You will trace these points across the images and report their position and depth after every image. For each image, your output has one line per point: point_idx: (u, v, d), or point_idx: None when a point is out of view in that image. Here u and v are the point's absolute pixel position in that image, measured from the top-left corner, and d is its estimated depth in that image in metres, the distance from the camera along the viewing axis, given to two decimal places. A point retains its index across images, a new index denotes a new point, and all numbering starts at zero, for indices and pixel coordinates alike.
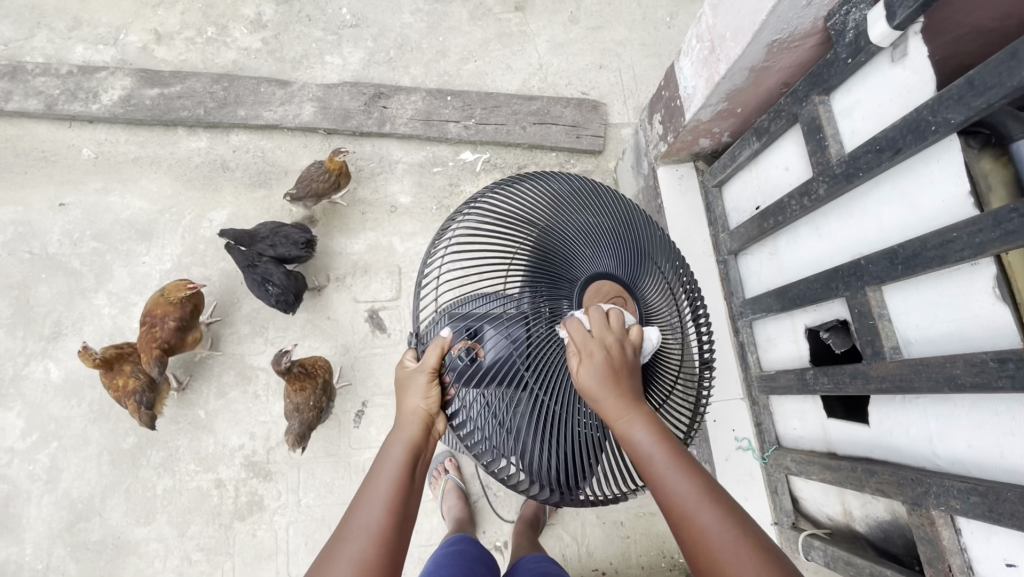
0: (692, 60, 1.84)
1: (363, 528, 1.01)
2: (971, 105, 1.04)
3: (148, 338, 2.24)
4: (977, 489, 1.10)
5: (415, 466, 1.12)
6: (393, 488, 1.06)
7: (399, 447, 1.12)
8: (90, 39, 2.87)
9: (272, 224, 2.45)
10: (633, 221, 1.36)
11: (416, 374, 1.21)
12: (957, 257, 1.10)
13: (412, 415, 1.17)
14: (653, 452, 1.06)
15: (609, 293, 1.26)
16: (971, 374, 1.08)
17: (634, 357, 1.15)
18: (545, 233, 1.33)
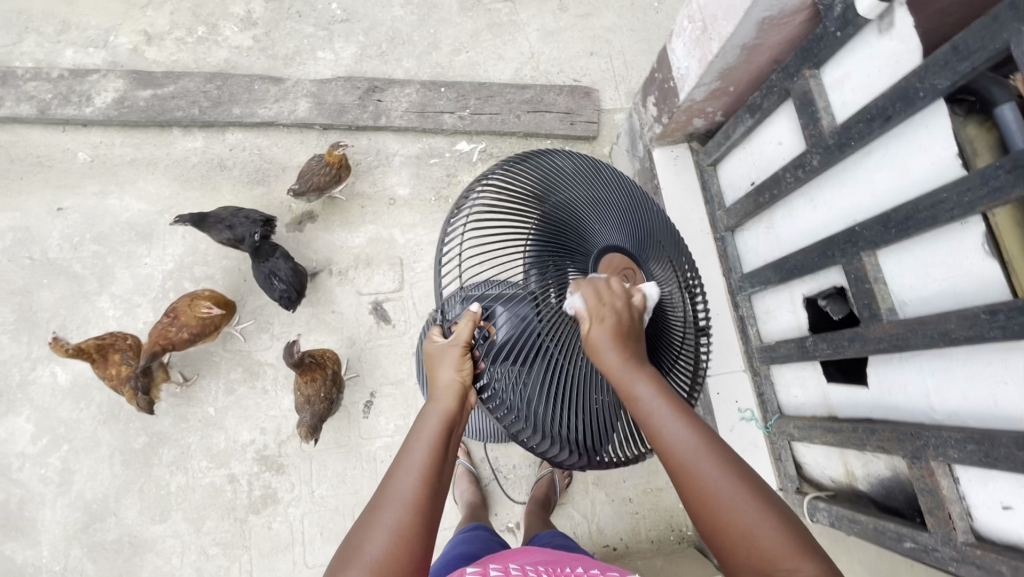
0: (684, 42, 1.88)
1: (401, 495, 1.06)
2: (957, 69, 1.10)
3: (159, 333, 2.28)
4: (973, 437, 1.16)
5: (450, 437, 1.15)
6: (428, 459, 1.10)
7: (435, 419, 1.15)
8: (79, 42, 2.86)
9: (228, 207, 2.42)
10: (636, 195, 1.39)
11: (446, 348, 1.21)
12: (948, 216, 1.15)
13: (441, 386, 1.18)
14: (654, 405, 1.11)
15: (620, 267, 1.30)
16: (964, 328, 1.13)
17: (639, 318, 1.19)
18: (554, 210, 1.37)
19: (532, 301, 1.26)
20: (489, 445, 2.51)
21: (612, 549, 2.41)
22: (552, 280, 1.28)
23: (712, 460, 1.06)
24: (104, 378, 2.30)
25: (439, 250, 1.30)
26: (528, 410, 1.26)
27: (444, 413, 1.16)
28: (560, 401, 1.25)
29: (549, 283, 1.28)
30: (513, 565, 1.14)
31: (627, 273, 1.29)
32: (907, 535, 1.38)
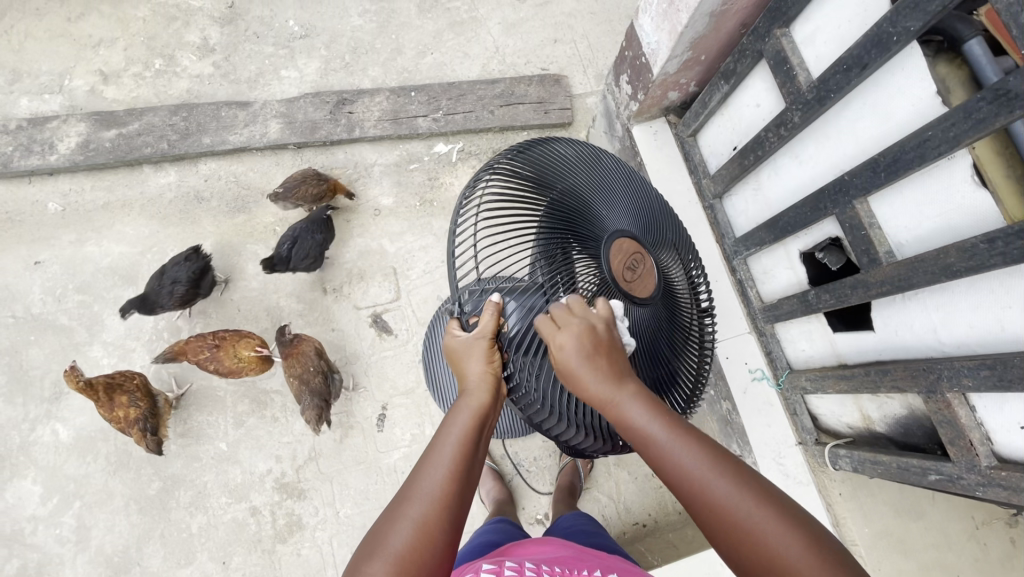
0: (651, 17, 1.89)
1: (428, 492, 1.05)
2: (927, 10, 1.13)
3: (196, 347, 2.33)
4: (985, 364, 1.20)
5: (480, 434, 1.15)
6: (456, 456, 1.10)
7: (464, 416, 1.14)
8: (34, 89, 2.78)
9: (154, 276, 2.37)
10: (640, 185, 1.44)
11: (471, 341, 1.21)
12: (935, 153, 1.18)
13: (469, 382, 1.17)
14: (646, 424, 1.10)
15: (630, 249, 1.27)
16: (964, 260, 1.17)
17: (609, 333, 1.16)
18: (562, 196, 1.35)
19: (540, 292, 1.26)
20: (507, 441, 2.51)
21: (642, 526, 2.44)
22: (560, 272, 1.26)
23: (720, 479, 1.04)
24: (108, 417, 2.25)
25: (451, 240, 1.27)
26: (548, 397, 1.27)
27: (474, 410, 1.15)
28: None
29: (556, 275, 1.26)
30: (527, 565, 1.11)
31: (637, 257, 1.28)
32: (932, 468, 1.42)
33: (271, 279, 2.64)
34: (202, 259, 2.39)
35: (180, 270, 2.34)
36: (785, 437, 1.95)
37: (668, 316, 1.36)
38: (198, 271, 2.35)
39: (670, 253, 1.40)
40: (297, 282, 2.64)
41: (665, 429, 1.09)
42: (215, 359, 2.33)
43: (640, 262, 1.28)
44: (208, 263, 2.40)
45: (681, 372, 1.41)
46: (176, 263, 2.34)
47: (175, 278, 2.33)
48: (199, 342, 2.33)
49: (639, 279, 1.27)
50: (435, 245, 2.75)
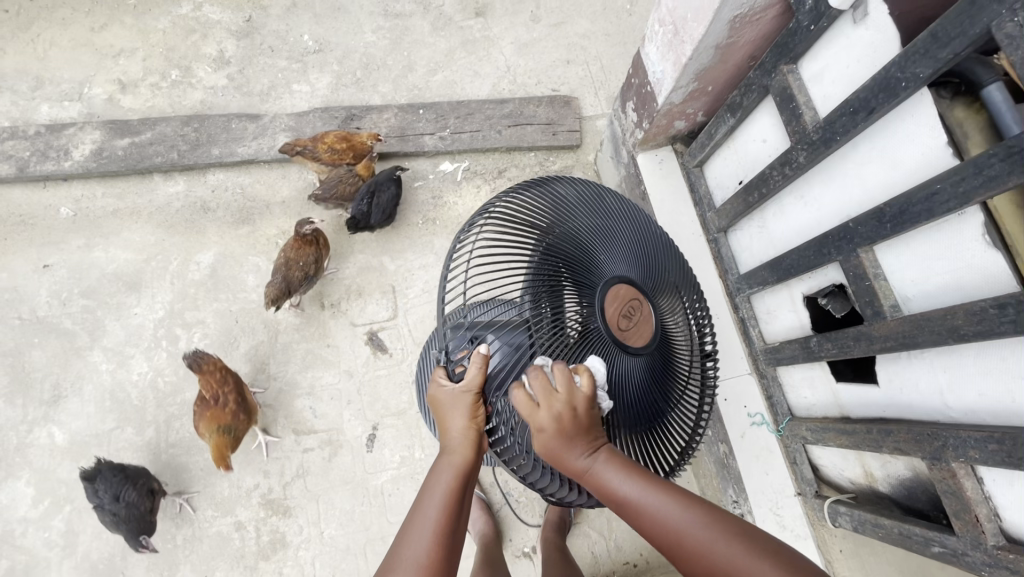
0: (657, 46, 1.84)
1: (411, 559, 1.05)
2: (938, 57, 1.06)
3: (210, 386, 2.23)
4: (994, 437, 1.11)
5: (463, 493, 1.15)
6: (440, 518, 1.10)
7: (446, 475, 1.14)
8: (54, 96, 2.85)
9: (107, 518, 2.14)
10: (644, 227, 1.40)
11: (455, 394, 1.17)
12: (944, 208, 1.10)
13: (450, 438, 1.16)
14: (620, 487, 1.10)
15: (627, 295, 1.23)
16: (973, 323, 1.08)
17: (586, 409, 1.10)
18: (563, 235, 1.30)
19: (526, 329, 1.20)
20: (497, 469, 2.46)
21: (633, 566, 2.35)
22: (546, 307, 1.20)
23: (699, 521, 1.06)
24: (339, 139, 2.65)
25: (445, 275, 1.22)
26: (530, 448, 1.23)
27: (456, 468, 1.14)
28: None
29: (542, 313, 1.20)
30: None
31: (633, 303, 1.23)
32: (936, 539, 1.32)
33: None
34: (99, 468, 2.18)
35: (109, 486, 2.14)
36: (783, 487, 1.85)
37: (666, 362, 1.29)
38: (112, 467, 2.16)
39: (669, 300, 1.35)
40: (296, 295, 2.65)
41: (643, 483, 1.10)
42: (208, 403, 2.24)
43: (637, 309, 1.23)
44: (98, 464, 2.20)
45: (671, 424, 1.33)
46: (95, 494, 2.14)
47: (118, 490, 2.14)
48: (216, 381, 2.23)
49: (634, 327, 1.21)
50: (435, 264, 2.72)
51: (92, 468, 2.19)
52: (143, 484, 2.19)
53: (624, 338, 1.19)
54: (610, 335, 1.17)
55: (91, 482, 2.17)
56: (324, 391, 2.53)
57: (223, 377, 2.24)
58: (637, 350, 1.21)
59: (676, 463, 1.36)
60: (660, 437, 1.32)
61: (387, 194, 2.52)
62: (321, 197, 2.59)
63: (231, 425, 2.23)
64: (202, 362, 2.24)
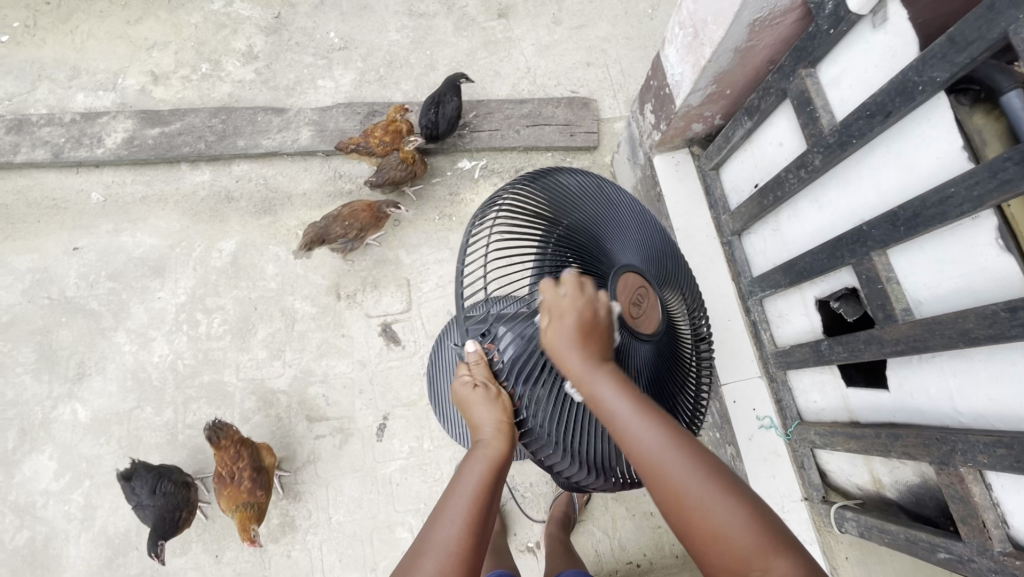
0: (677, 48, 1.87)
1: (441, 542, 1.04)
2: (955, 61, 1.07)
3: (228, 464, 2.22)
4: (1002, 441, 1.11)
5: (494, 485, 1.16)
6: (471, 505, 1.11)
7: (480, 465, 1.16)
8: (90, 86, 2.96)
9: (141, 514, 2.18)
10: (647, 220, 1.45)
11: (475, 391, 1.20)
12: (957, 212, 1.10)
13: (482, 429, 1.18)
14: (620, 408, 1.07)
15: (635, 283, 1.27)
16: (984, 327, 1.09)
17: (606, 317, 1.15)
18: (570, 227, 1.32)
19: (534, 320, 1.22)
20: None
21: (636, 566, 2.35)
22: None
23: (685, 467, 1.04)
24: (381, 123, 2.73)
25: (460, 268, 1.24)
26: (555, 437, 1.20)
27: (488, 460, 1.17)
28: (572, 418, 1.22)
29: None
30: None
31: (641, 291, 1.28)
32: (942, 545, 1.32)
33: (289, 281, 2.71)
34: (136, 468, 2.22)
35: (144, 484, 2.17)
36: (790, 491, 1.84)
37: (670, 349, 1.34)
38: (145, 466, 2.20)
39: (674, 291, 1.41)
40: (314, 285, 2.71)
41: (636, 407, 1.08)
42: (227, 479, 2.22)
43: (645, 296, 1.28)
44: (134, 467, 2.23)
45: (680, 410, 1.37)
46: (133, 492, 2.18)
47: (150, 489, 2.16)
48: (230, 458, 2.22)
49: (643, 313, 1.27)
50: (450, 259, 2.77)
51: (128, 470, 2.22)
52: (177, 478, 2.23)
53: (635, 326, 1.25)
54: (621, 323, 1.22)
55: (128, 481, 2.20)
56: (336, 380, 2.58)
57: (236, 451, 2.23)
58: (647, 337, 1.26)
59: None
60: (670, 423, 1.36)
61: (450, 107, 2.63)
62: (377, 184, 2.64)
63: (251, 500, 2.22)
64: (219, 435, 2.20)
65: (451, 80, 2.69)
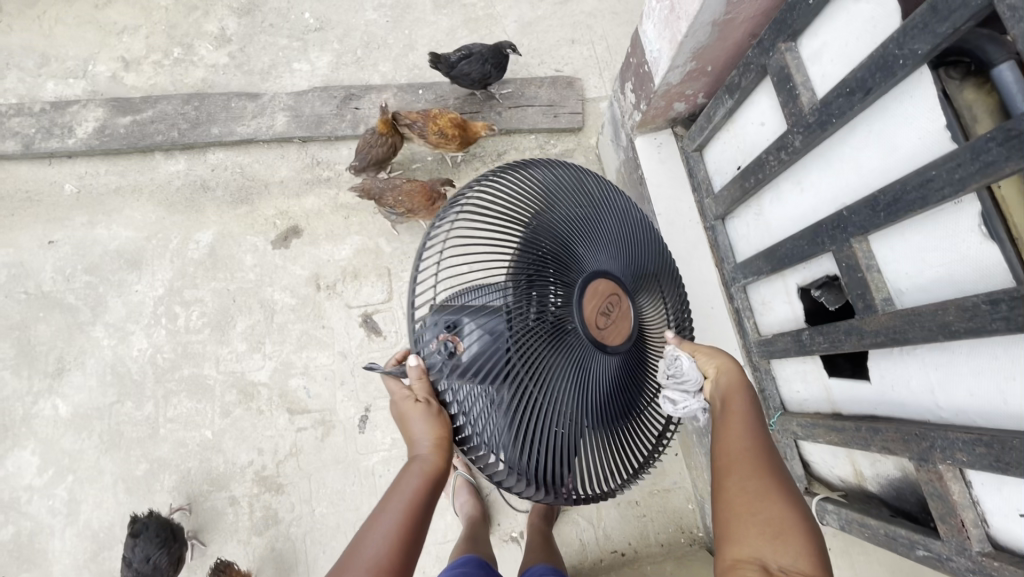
0: (654, 23, 1.76)
1: (367, 556, 1.08)
2: (936, 32, 0.98)
3: None
4: (982, 439, 1.04)
5: (427, 501, 1.20)
6: (402, 519, 1.15)
7: (413, 480, 1.20)
8: (59, 74, 2.88)
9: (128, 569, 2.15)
10: (625, 219, 1.41)
11: (409, 405, 1.25)
12: (938, 196, 1.03)
13: (419, 445, 1.23)
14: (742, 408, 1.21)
15: (607, 291, 1.26)
16: (964, 319, 1.02)
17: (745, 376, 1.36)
18: (548, 223, 1.31)
19: (503, 314, 1.19)
20: None
21: (621, 555, 2.33)
22: (526, 291, 1.20)
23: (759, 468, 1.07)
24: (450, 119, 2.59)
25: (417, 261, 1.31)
26: (502, 441, 1.18)
27: (422, 473, 1.21)
28: (527, 430, 1.17)
29: (523, 301, 1.19)
30: None
31: (613, 299, 1.27)
32: (920, 543, 1.27)
33: (267, 271, 2.66)
34: (146, 523, 2.15)
35: (146, 548, 2.12)
36: None
37: (637, 359, 1.33)
38: (155, 532, 2.11)
39: (648, 299, 1.40)
40: (293, 276, 2.66)
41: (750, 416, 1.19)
42: None
43: (616, 305, 1.27)
44: (144, 518, 2.17)
45: (640, 420, 1.37)
46: (133, 548, 2.13)
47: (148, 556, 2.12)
48: None
49: (614, 323, 1.25)
50: None
51: (144, 518, 2.18)
52: (176, 550, 2.17)
53: (602, 338, 1.23)
54: (585, 332, 1.20)
55: (133, 534, 2.14)
56: (318, 372, 2.55)
57: None
58: (615, 349, 1.24)
59: (642, 458, 1.39)
60: (635, 430, 1.36)
61: (472, 61, 2.54)
62: (359, 169, 2.58)
63: None
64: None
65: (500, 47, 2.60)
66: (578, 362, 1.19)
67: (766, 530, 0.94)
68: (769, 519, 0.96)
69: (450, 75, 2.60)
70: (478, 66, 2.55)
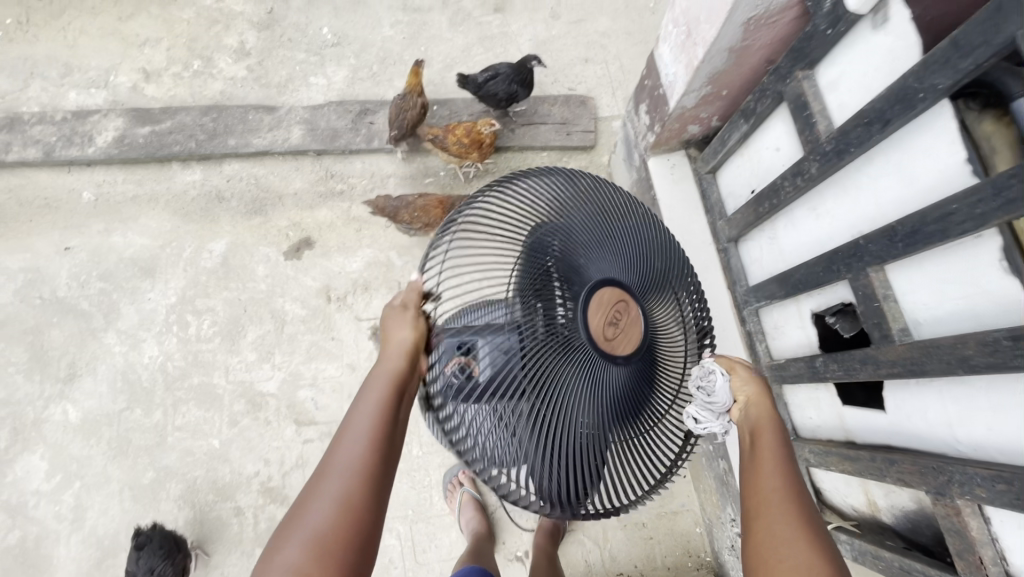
0: (670, 47, 1.78)
1: (345, 465, 1.05)
2: (958, 68, 0.98)
3: None
4: (1002, 476, 1.03)
5: (399, 399, 1.16)
6: (376, 419, 1.11)
7: (382, 379, 1.17)
8: (82, 83, 2.93)
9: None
10: (628, 219, 1.38)
11: (398, 316, 1.29)
12: (958, 230, 1.02)
13: (394, 346, 1.23)
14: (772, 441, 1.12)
15: (613, 299, 1.23)
16: (985, 354, 1.01)
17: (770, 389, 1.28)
18: (549, 235, 1.31)
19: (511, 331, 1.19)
20: None
21: None
22: (533, 305, 1.20)
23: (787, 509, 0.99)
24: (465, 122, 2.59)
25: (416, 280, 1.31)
26: (522, 456, 1.18)
27: (391, 372, 1.18)
28: (544, 446, 1.18)
29: (529, 315, 1.19)
30: None
31: (620, 307, 1.23)
32: None
33: (279, 282, 2.68)
34: (150, 536, 2.15)
35: (151, 559, 2.11)
36: None
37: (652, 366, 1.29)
38: (158, 544, 2.11)
39: (659, 301, 1.35)
40: (304, 287, 2.67)
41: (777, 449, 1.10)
42: None
43: (625, 311, 1.23)
44: (150, 530, 2.17)
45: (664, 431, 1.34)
46: (137, 561, 2.12)
47: (151, 569, 2.11)
48: None
49: (623, 331, 1.21)
50: None
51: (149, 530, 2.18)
52: (180, 560, 2.16)
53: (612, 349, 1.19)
54: (592, 343, 1.16)
55: (137, 546, 2.15)
56: (326, 383, 2.55)
57: None
58: (626, 358, 1.21)
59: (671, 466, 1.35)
60: (656, 440, 1.33)
61: (499, 81, 2.55)
62: (398, 138, 2.59)
63: None
64: None
65: (524, 61, 2.62)
66: (587, 376, 1.17)
67: (790, 575, 0.89)
68: (794, 565, 0.90)
69: (478, 95, 2.63)
70: (502, 87, 2.56)
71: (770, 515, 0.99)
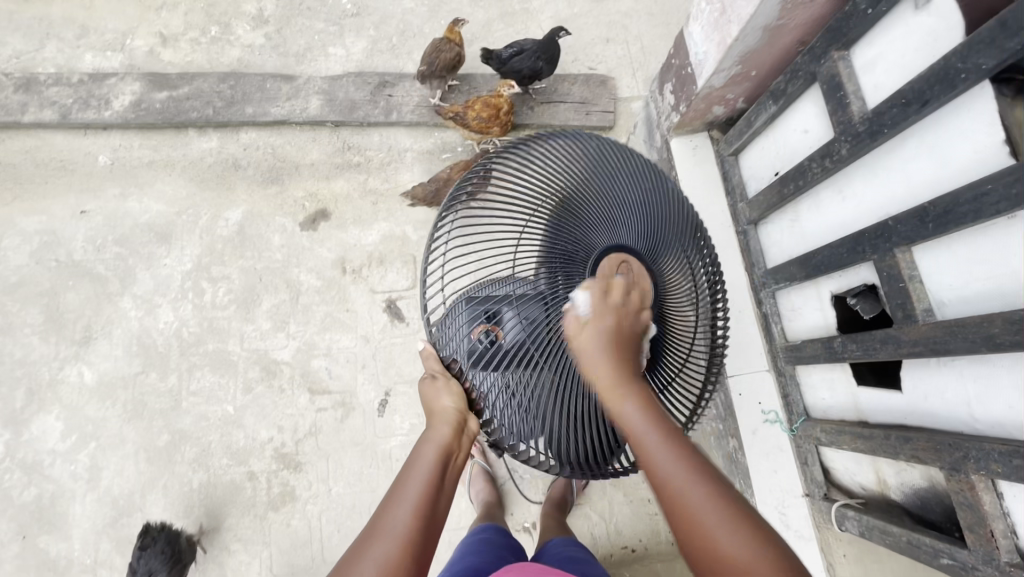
0: (702, 25, 1.78)
1: (392, 533, 1.04)
2: (1004, 47, 0.99)
3: None
4: (1020, 451, 1.06)
5: (444, 469, 1.21)
6: (423, 488, 1.14)
7: (432, 449, 1.22)
8: (98, 46, 2.90)
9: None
10: (641, 178, 1.29)
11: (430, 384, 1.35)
12: (993, 209, 1.04)
13: (443, 414, 1.28)
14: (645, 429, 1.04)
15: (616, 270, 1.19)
16: (1011, 332, 1.03)
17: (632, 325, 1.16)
18: (560, 204, 1.30)
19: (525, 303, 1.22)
20: None
21: (631, 551, 2.36)
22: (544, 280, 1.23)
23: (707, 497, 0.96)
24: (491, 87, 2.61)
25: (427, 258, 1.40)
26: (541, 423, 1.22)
27: (439, 445, 1.23)
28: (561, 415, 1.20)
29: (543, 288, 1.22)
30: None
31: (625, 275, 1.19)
32: (945, 552, 1.30)
33: (295, 252, 2.69)
34: (155, 536, 2.17)
35: (151, 561, 2.13)
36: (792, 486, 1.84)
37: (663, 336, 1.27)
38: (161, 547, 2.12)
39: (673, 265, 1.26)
40: (320, 258, 2.68)
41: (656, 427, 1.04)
42: None
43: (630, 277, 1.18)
44: (158, 530, 2.19)
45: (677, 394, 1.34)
46: (138, 559, 2.14)
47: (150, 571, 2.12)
48: None
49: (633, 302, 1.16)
50: None
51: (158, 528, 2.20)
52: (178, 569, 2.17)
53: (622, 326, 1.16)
54: None
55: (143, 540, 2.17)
56: (339, 354, 2.58)
57: None
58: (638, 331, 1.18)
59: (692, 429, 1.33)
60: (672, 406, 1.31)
61: (523, 57, 2.56)
62: (426, 74, 2.65)
63: None
64: None
65: (550, 39, 2.61)
66: None
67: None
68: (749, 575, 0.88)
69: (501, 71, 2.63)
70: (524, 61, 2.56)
71: (701, 521, 0.94)
